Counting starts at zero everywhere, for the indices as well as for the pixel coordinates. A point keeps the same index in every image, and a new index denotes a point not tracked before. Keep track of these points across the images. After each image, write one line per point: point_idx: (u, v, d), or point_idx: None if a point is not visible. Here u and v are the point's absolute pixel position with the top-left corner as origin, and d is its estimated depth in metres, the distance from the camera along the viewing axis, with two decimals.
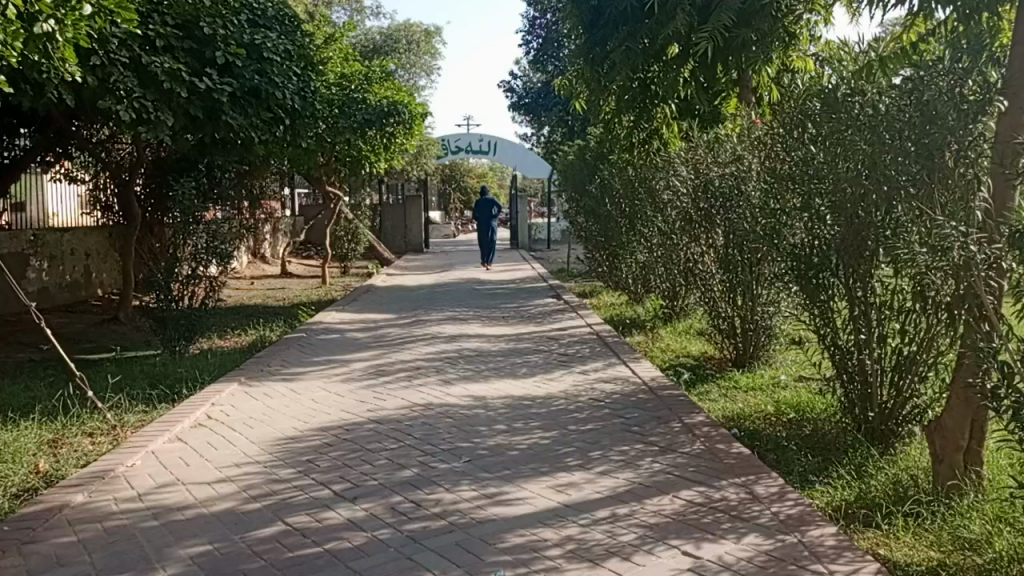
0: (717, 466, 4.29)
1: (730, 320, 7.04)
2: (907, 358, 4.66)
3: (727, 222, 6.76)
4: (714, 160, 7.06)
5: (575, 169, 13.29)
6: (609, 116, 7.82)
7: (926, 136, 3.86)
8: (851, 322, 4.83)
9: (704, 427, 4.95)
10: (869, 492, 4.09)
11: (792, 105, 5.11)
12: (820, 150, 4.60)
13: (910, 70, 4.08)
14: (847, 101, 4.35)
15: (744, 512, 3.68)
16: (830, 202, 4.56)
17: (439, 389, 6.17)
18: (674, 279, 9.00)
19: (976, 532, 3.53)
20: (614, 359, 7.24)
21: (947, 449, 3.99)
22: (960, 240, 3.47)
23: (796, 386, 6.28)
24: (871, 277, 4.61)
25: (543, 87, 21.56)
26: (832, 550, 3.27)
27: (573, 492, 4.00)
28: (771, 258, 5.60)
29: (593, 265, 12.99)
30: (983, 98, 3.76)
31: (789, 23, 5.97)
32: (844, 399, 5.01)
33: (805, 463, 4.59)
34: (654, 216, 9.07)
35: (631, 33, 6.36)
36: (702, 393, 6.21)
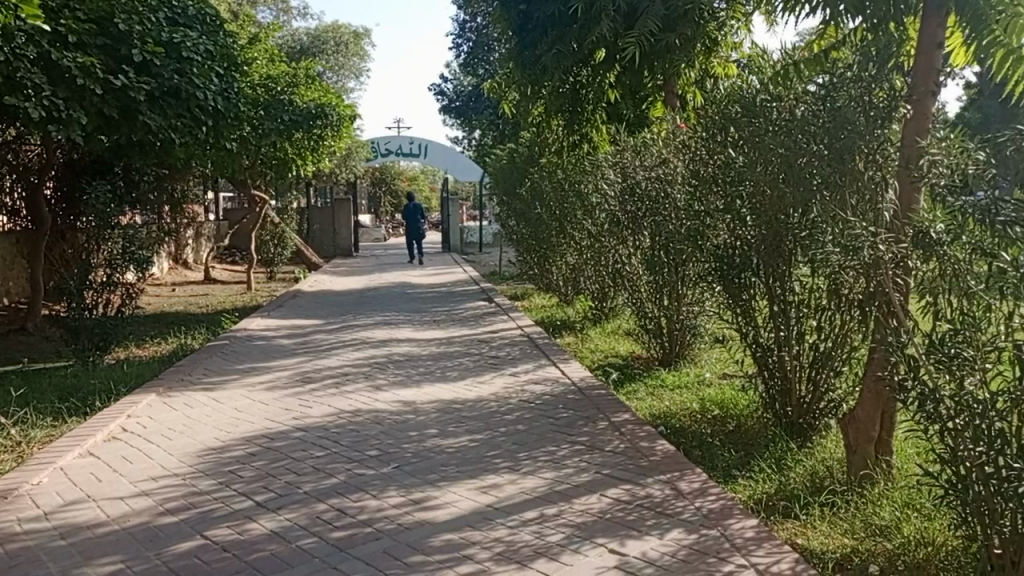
0: (643, 464, 4.36)
1: (656, 320, 7.19)
2: (824, 354, 4.85)
3: (653, 226, 6.86)
4: (640, 163, 7.18)
5: (506, 172, 13.35)
6: (539, 119, 7.91)
7: (838, 141, 3.97)
8: (771, 320, 5.01)
9: (629, 425, 5.04)
10: (789, 485, 4.24)
11: (712, 110, 5.23)
12: (739, 154, 4.76)
13: (817, 78, 4.27)
14: (766, 107, 4.50)
15: (668, 508, 3.75)
16: (751, 204, 4.72)
17: (367, 394, 6.08)
18: (603, 281, 9.11)
19: (886, 518, 3.72)
20: (544, 360, 7.29)
21: (859, 440, 4.15)
22: (869, 240, 3.55)
23: (720, 383, 6.46)
24: (789, 277, 4.79)
25: (474, 90, 21.58)
26: (751, 541, 3.36)
27: (500, 493, 4.01)
28: (695, 259, 5.74)
29: (524, 268, 13.07)
30: (890, 104, 3.93)
31: (711, 29, 6.12)
32: (765, 395, 5.16)
33: (727, 459, 4.72)
34: (583, 219, 9.19)
35: (560, 36, 6.43)
36: (631, 392, 6.32)
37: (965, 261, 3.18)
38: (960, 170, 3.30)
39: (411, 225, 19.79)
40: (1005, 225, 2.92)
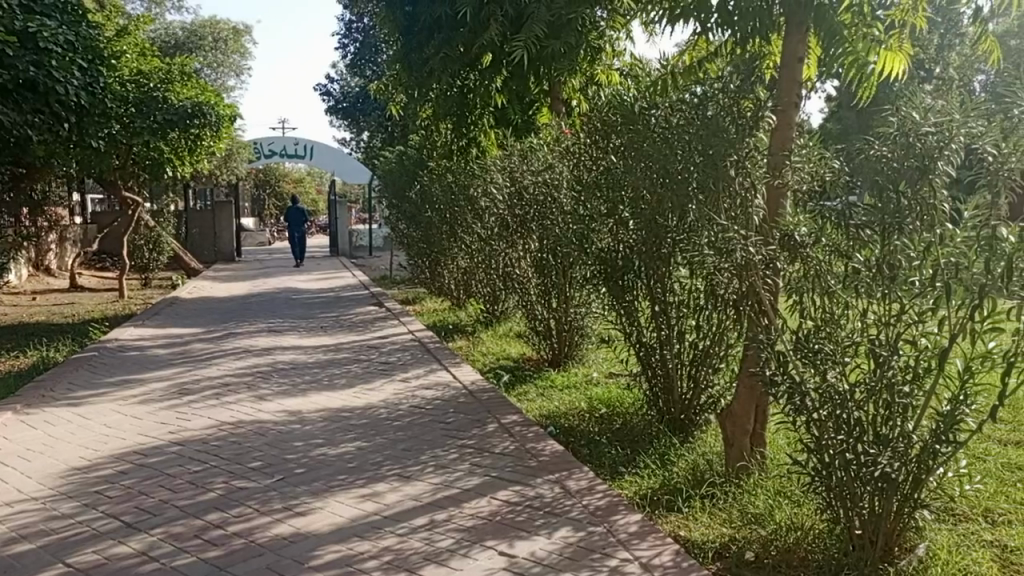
0: (532, 464, 4.42)
1: (546, 321, 7.31)
2: (703, 352, 5.09)
3: (540, 229, 6.95)
4: (528, 168, 7.26)
5: (394, 176, 13.24)
6: (427, 121, 7.89)
7: (711, 148, 4.10)
8: (652, 320, 5.19)
9: (519, 427, 5.10)
10: (672, 479, 4.40)
11: (594, 117, 5.35)
12: (621, 160, 4.92)
13: (694, 88, 4.43)
14: (644, 114, 4.63)
15: (556, 507, 3.81)
16: (633, 208, 4.89)
17: (250, 405, 5.84)
18: (494, 284, 9.16)
19: (761, 507, 3.93)
20: (435, 365, 7.25)
21: (736, 434, 4.34)
22: (742, 244, 3.70)
23: (607, 382, 6.65)
24: (670, 278, 4.98)
25: (361, 91, 21.23)
26: (635, 536, 3.46)
27: (389, 501, 3.95)
28: (581, 262, 5.87)
29: (415, 272, 12.96)
30: (755, 115, 4.12)
31: (593, 38, 6.28)
32: (649, 392, 5.34)
33: (614, 456, 4.85)
34: (473, 223, 9.22)
35: (447, 40, 6.41)
36: (521, 393, 6.39)
37: (823, 260, 3.43)
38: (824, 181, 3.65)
39: (295, 234, 19.77)
40: (858, 228, 3.19)
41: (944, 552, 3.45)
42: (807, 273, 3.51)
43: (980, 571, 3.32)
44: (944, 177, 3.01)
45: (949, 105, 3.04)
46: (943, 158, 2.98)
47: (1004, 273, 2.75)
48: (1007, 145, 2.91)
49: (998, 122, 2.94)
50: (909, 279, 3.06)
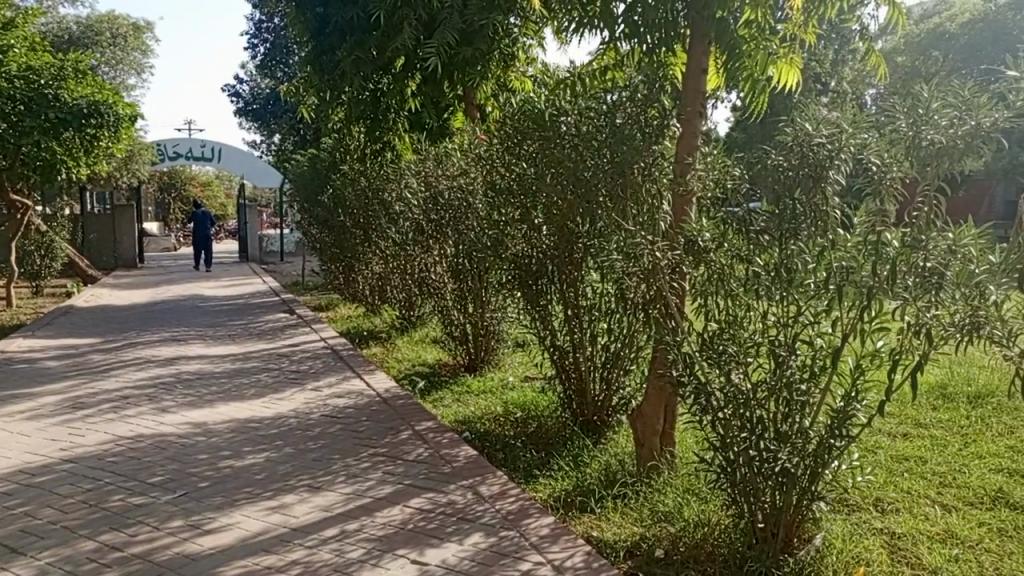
0: (445, 471, 4.40)
1: (462, 326, 7.30)
2: (613, 354, 5.17)
3: (455, 234, 6.94)
4: (442, 173, 7.20)
5: (305, 180, 12.98)
6: (339, 125, 7.76)
7: (618, 155, 4.29)
8: (565, 324, 5.26)
9: (433, 433, 5.06)
10: (585, 480, 4.46)
11: (506, 123, 5.38)
12: (531, 167, 4.97)
13: (606, 95, 4.53)
14: (554, 121, 4.69)
15: (469, 513, 3.80)
16: (546, 214, 4.96)
17: (151, 418, 5.59)
18: (409, 290, 9.08)
19: (670, 505, 4.04)
20: (348, 372, 7.12)
21: (646, 434, 4.43)
22: (649, 248, 3.81)
23: (522, 386, 6.68)
24: (582, 282, 5.07)
25: (272, 93, 20.72)
26: (546, 538, 3.49)
27: (298, 513, 3.85)
28: (496, 267, 5.88)
29: (329, 277, 12.71)
30: (661, 123, 4.33)
31: (505, 44, 6.32)
32: (563, 395, 5.42)
33: (528, 459, 4.88)
34: (387, 228, 9.12)
35: (358, 43, 6.29)
36: (436, 399, 6.35)
37: (726, 263, 3.56)
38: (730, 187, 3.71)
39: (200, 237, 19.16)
40: (757, 233, 3.33)
41: (839, 541, 3.63)
42: (711, 277, 3.61)
43: (872, 557, 3.51)
44: (835, 185, 3.14)
45: (841, 117, 3.16)
46: (835, 166, 3.12)
47: (890, 276, 2.87)
48: (889, 156, 3.06)
49: (884, 133, 3.08)
50: (805, 281, 3.19)
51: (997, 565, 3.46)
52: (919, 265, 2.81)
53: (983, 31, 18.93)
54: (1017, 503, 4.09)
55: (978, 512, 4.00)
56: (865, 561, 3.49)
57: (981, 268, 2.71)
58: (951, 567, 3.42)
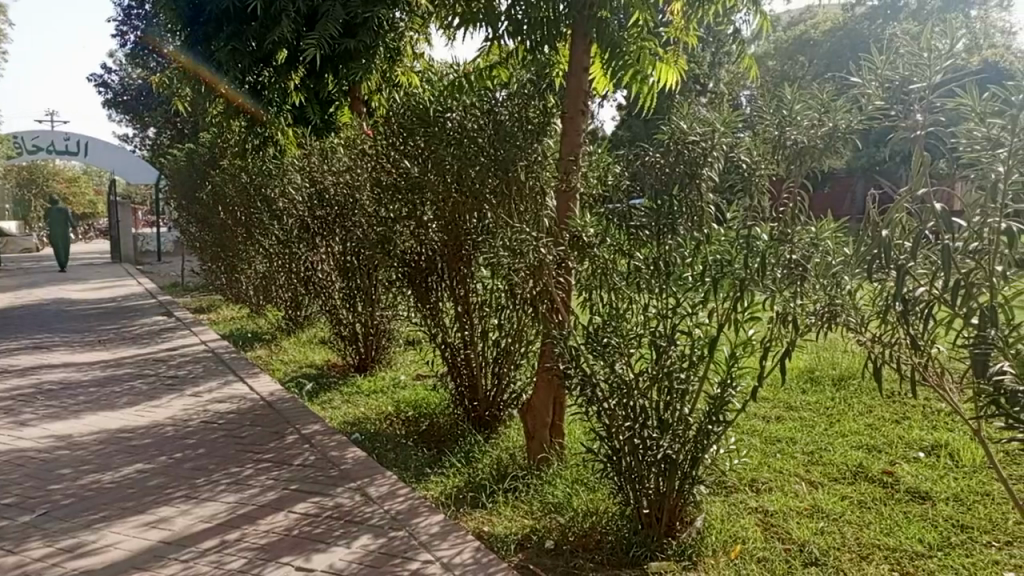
0: (333, 473, 4.30)
1: (351, 326, 7.16)
2: (503, 350, 5.18)
3: (342, 231, 6.78)
4: (327, 169, 6.99)
5: (181, 175, 12.36)
6: (217, 118, 7.43)
7: (501, 154, 4.34)
8: (456, 322, 5.29)
9: (320, 436, 4.94)
10: (477, 476, 4.47)
11: (389, 118, 5.30)
12: (416, 163, 4.90)
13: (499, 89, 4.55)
14: (440, 118, 4.66)
15: (357, 515, 3.73)
16: (434, 212, 4.93)
17: (7, 433, 5.16)
18: (295, 290, 8.81)
19: (559, 495, 4.12)
20: (230, 376, 6.83)
21: (536, 427, 4.49)
22: (534, 245, 3.87)
23: (413, 384, 6.63)
24: (472, 278, 5.07)
25: (144, 84, 19.59)
26: (436, 536, 3.47)
27: (174, 525, 3.67)
28: (384, 265, 5.81)
29: (209, 278, 12.16)
30: (544, 122, 4.45)
31: (390, 39, 6.22)
32: (455, 393, 5.41)
33: (419, 458, 4.85)
34: (270, 225, 8.82)
35: (236, 33, 6.05)
36: (325, 401, 6.20)
37: (608, 256, 3.66)
38: (612, 185, 3.80)
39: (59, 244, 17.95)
40: (637, 229, 3.42)
41: (717, 521, 3.80)
42: (593, 276, 3.76)
43: (747, 535, 3.70)
44: (711, 181, 3.24)
45: (714, 117, 3.28)
46: (708, 164, 3.22)
47: (759, 268, 3.01)
48: (756, 153, 3.21)
49: (755, 134, 3.23)
50: (683, 275, 3.31)
51: (857, 535, 3.72)
52: (785, 257, 2.97)
53: (841, 39, 20.29)
54: (875, 477, 4.41)
55: (841, 487, 4.29)
56: (742, 539, 3.68)
57: (837, 259, 2.83)
58: (817, 539, 3.65)
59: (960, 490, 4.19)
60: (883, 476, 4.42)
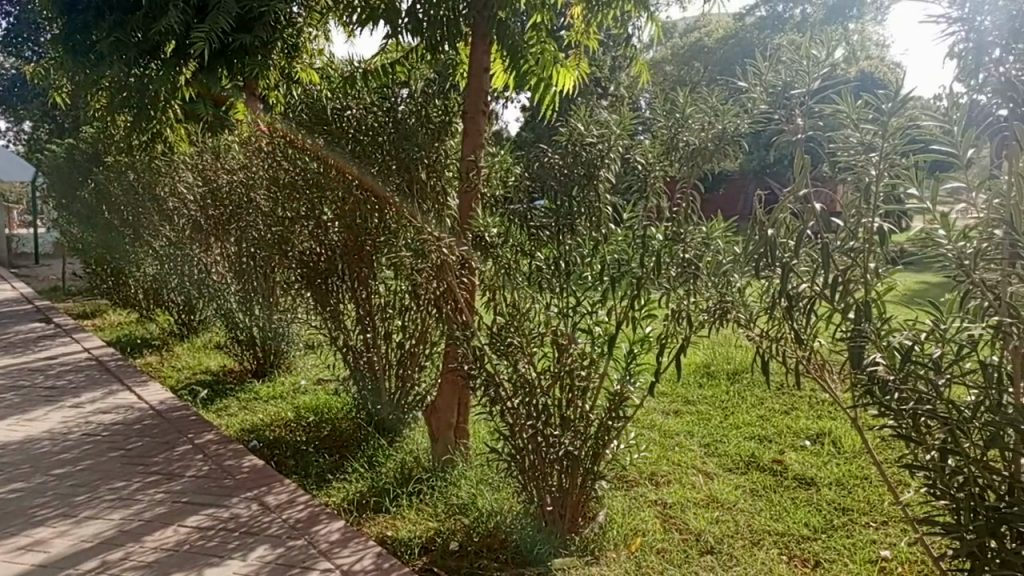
0: (228, 483, 4.13)
1: (248, 330, 6.92)
2: (407, 352, 5.13)
3: (237, 231, 6.52)
4: (221, 167, 6.73)
5: (61, 172, 11.61)
6: (99, 111, 7.01)
7: (403, 152, 4.29)
8: (359, 324, 5.19)
9: (214, 445, 4.74)
10: (380, 480, 4.40)
11: (286, 115, 5.14)
12: (314, 161, 4.78)
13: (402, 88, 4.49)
14: (339, 116, 4.57)
15: (253, 526, 3.60)
16: (334, 212, 4.82)
17: None
18: (188, 293, 8.43)
19: (464, 496, 4.10)
20: (116, 386, 6.45)
21: (441, 428, 4.46)
22: (436, 245, 3.84)
23: (314, 389, 6.46)
24: (375, 280, 4.99)
25: (18, 74, 18.27)
26: (336, 544, 3.39)
27: (51, 547, 3.43)
28: (283, 266, 5.64)
29: (93, 282, 11.47)
30: (446, 121, 4.45)
31: (288, 34, 6.06)
32: (358, 396, 5.31)
33: (321, 464, 4.73)
34: (160, 225, 8.40)
35: (119, 22, 5.74)
36: (220, 409, 5.96)
37: (511, 257, 3.64)
38: (514, 185, 3.81)
39: None
40: (537, 229, 3.45)
41: (619, 515, 3.88)
42: (497, 274, 3.70)
43: (646, 528, 3.80)
44: (607, 182, 3.31)
45: (611, 119, 3.33)
46: (605, 165, 3.29)
47: (655, 267, 3.10)
48: (652, 155, 3.30)
49: (651, 138, 3.32)
50: (583, 274, 3.36)
51: (749, 522, 3.89)
52: (680, 256, 3.05)
53: (733, 47, 21.11)
54: (766, 466, 4.62)
55: (735, 477, 4.46)
56: (642, 532, 3.77)
57: (727, 257, 2.89)
58: (712, 529, 3.79)
59: (842, 475, 4.44)
60: (773, 465, 4.63)
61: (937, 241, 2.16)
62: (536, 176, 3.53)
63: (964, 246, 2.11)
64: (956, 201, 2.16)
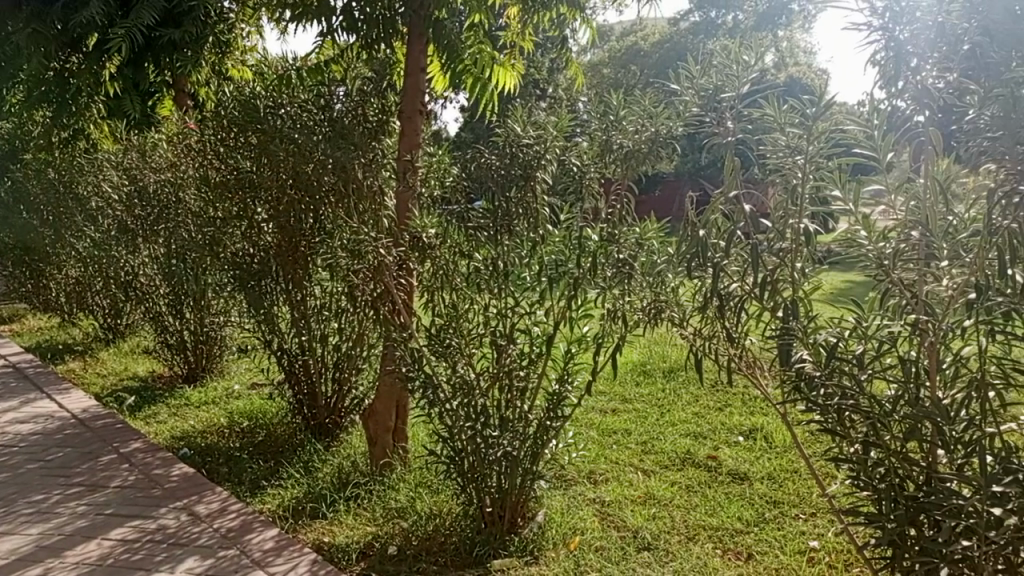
0: (156, 493, 3.99)
1: (178, 333, 6.71)
2: (344, 355, 5.06)
3: (165, 232, 6.28)
4: (148, 165, 6.49)
5: None
6: (15, 106, 6.69)
7: (340, 151, 4.15)
8: (293, 327, 5.03)
9: (141, 454, 4.58)
10: (316, 486, 4.32)
11: (217, 113, 5.01)
12: (247, 160, 4.67)
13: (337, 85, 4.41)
14: (273, 114, 4.45)
15: (182, 537, 3.49)
16: (268, 212, 4.70)
17: None
18: (113, 297, 8.12)
19: (402, 500, 4.06)
20: (35, 394, 6.17)
21: (378, 432, 4.37)
22: (373, 245, 3.78)
23: (248, 394, 6.30)
24: (310, 281, 4.86)
25: None
26: (270, 552, 3.32)
27: None
28: (214, 267, 5.45)
29: (11, 285, 10.94)
30: (382, 120, 4.40)
31: (219, 30, 5.90)
32: (293, 400, 5.19)
33: (255, 471, 4.61)
34: (83, 226, 8.07)
35: (37, 13, 5.50)
36: (148, 416, 5.76)
37: (448, 258, 3.64)
38: (452, 186, 3.80)
39: None
40: (475, 230, 3.45)
41: (557, 514, 3.90)
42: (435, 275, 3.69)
43: (585, 526, 3.83)
44: (544, 184, 3.31)
45: (549, 121, 3.34)
46: (542, 166, 3.28)
47: (591, 268, 3.14)
48: (587, 157, 3.32)
49: (587, 141, 3.34)
50: (521, 274, 3.38)
51: (685, 517, 3.96)
52: (615, 256, 3.09)
53: (668, 51, 21.54)
54: (701, 462, 4.71)
55: (671, 474, 4.54)
56: (580, 530, 3.80)
57: (661, 257, 2.97)
58: (649, 525, 3.85)
59: (773, 470, 4.57)
60: (708, 461, 4.73)
61: (859, 242, 2.29)
62: (472, 177, 3.50)
63: (884, 246, 2.26)
64: (877, 203, 2.29)
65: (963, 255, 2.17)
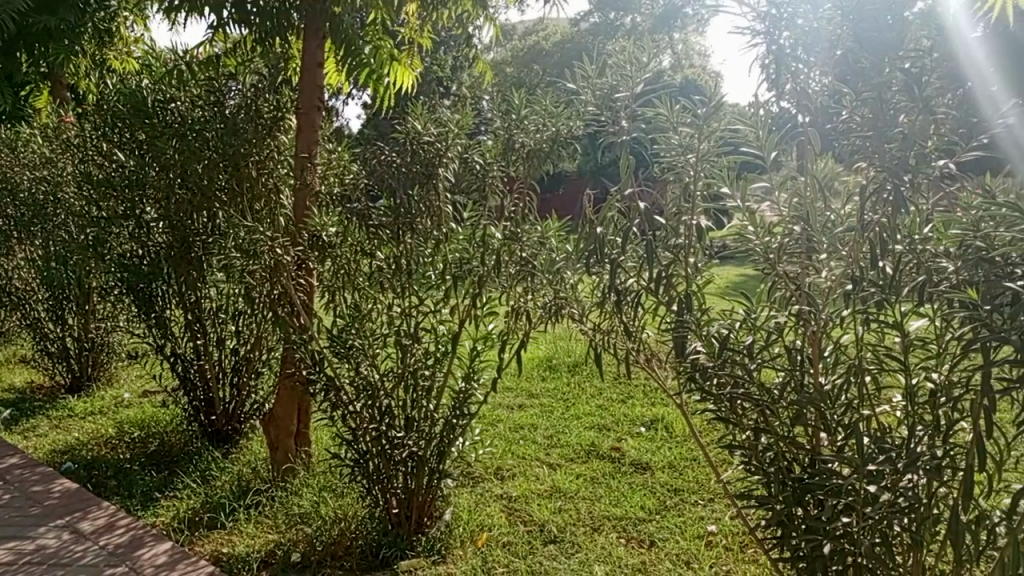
0: (35, 511, 3.73)
1: (60, 340, 6.31)
2: (242, 359, 4.90)
3: (41, 233, 5.86)
4: (20, 161, 6.04)
5: None
6: None
7: (229, 148, 4.02)
8: (187, 330, 4.83)
9: (17, 471, 4.27)
10: (214, 495, 4.15)
11: (97, 106, 4.73)
12: (132, 156, 4.44)
13: (229, 80, 4.25)
14: (162, 108, 4.30)
15: (64, 557, 3.28)
16: (156, 211, 4.47)
17: None
18: None
19: (306, 505, 3.96)
20: None
21: (280, 436, 4.26)
22: (268, 244, 3.66)
23: (139, 402, 6.00)
24: (204, 283, 4.67)
25: None
26: (163, 568, 3.17)
27: None
28: (98, 270, 5.14)
29: None
30: (277, 114, 4.20)
31: (99, 19, 5.57)
32: (188, 407, 4.98)
33: (146, 482, 4.40)
34: None
35: None
36: (26, 430, 5.39)
37: (351, 257, 3.62)
38: (351, 184, 3.72)
39: None
40: (377, 228, 3.40)
41: (464, 512, 3.90)
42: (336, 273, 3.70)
43: (492, 522, 3.84)
44: (445, 181, 3.29)
45: (449, 119, 3.32)
46: (442, 165, 3.27)
47: (494, 266, 3.16)
48: (489, 156, 3.32)
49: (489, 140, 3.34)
50: (427, 273, 3.37)
51: (590, 508, 4.04)
52: (518, 254, 3.11)
53: (569, 51, 21.81)
54: (605, 453, 4.82)
55: (576, 467, 4.62)
56: (487, 527, 3.81)
57: (560, 255, 2.95)
58: (555, 518, 3.90)
59: (673, 458, 4.72)
60: (612, 452, 4.84)
61: (746, 237, 2.34)
62: (372, 175, 3.43)
63: (769, 241, 2.32)
64: (763, 199, 2.32)
65: (840, 249, 2.26)
